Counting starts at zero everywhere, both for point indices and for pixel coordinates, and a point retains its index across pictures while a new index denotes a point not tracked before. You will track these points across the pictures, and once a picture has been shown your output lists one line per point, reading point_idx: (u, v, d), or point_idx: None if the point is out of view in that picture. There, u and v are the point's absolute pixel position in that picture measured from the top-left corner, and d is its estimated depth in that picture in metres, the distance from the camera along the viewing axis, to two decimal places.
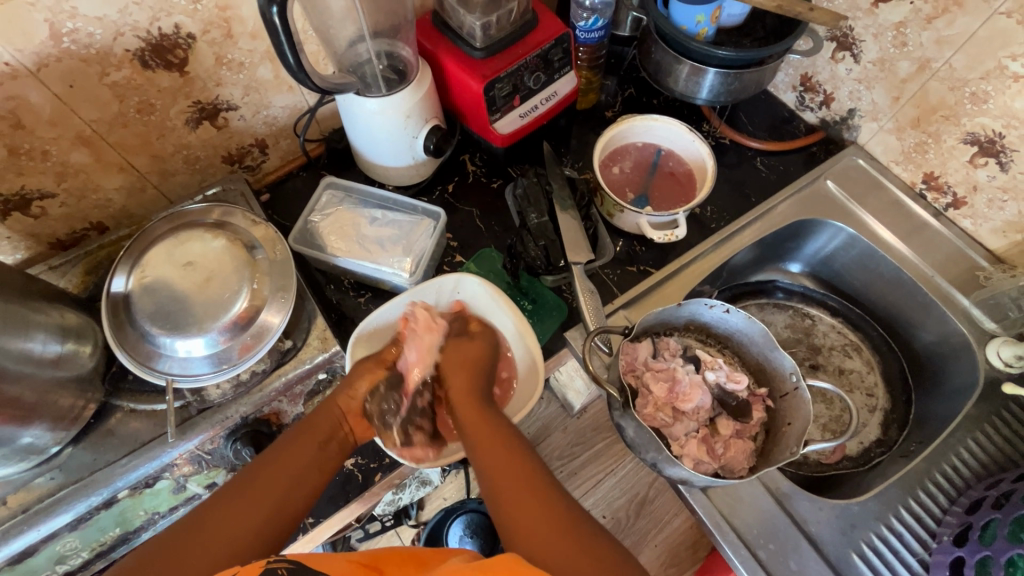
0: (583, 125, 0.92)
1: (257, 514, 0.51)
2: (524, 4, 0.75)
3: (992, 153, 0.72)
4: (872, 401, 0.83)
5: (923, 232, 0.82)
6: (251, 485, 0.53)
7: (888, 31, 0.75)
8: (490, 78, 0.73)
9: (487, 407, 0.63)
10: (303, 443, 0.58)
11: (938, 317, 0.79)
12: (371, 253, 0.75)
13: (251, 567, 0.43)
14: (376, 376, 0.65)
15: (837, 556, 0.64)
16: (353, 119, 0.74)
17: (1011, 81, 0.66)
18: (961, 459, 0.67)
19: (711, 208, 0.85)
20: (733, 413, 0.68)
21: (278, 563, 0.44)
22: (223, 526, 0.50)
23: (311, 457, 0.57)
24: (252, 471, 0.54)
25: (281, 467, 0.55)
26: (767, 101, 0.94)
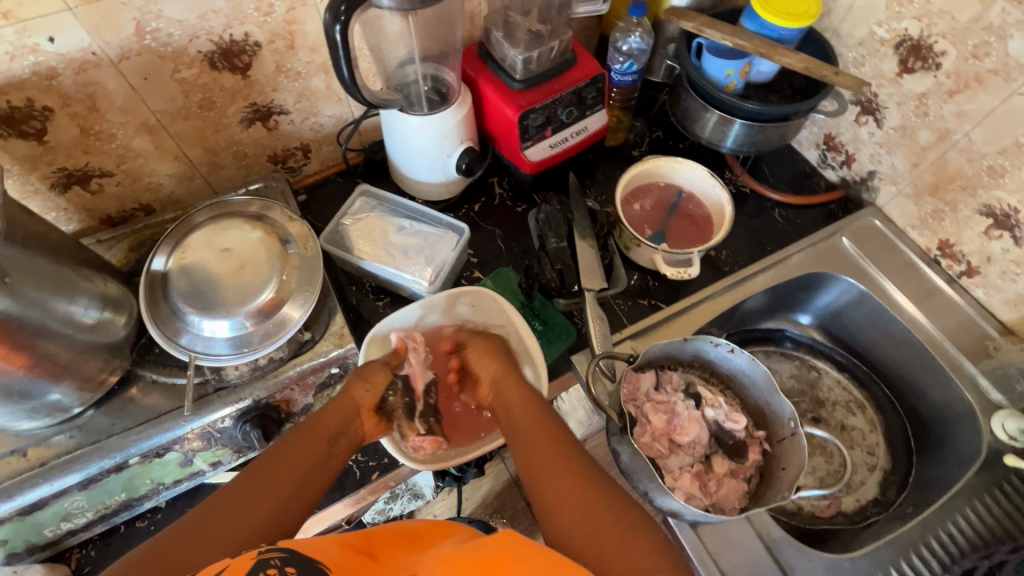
0: (609, 161, 0.96)
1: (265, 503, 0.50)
2: (565, 43, 0.80)
3: (1007, 227, 0.73)
4: (872, 459, 0.83)
5: (935, 298, 0.83)
6: (263, 475, 0.53)
7: (910, 100, 0.78)
8: (525, 108, 0.78)
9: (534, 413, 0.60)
10: (309, 438, 0.58)
11: (945, 383, 0.79)
12: (395, 259, 0.79)
13: (242, 560, 0.41)
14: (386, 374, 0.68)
15: None
16: (394, 133, 0.79)
17: None
18: (958, 527, 0.66)
19: (726, 252, 0.88)
20: (729, 451, 0.68)
21: (270, 553, 0.42)
22: (231, 515, 0.48)
23: (318, 449, 0.57)
24: (255, 468, 0.54)
25: (287, 458, 0.55)
26: (791, 156, 0.97)
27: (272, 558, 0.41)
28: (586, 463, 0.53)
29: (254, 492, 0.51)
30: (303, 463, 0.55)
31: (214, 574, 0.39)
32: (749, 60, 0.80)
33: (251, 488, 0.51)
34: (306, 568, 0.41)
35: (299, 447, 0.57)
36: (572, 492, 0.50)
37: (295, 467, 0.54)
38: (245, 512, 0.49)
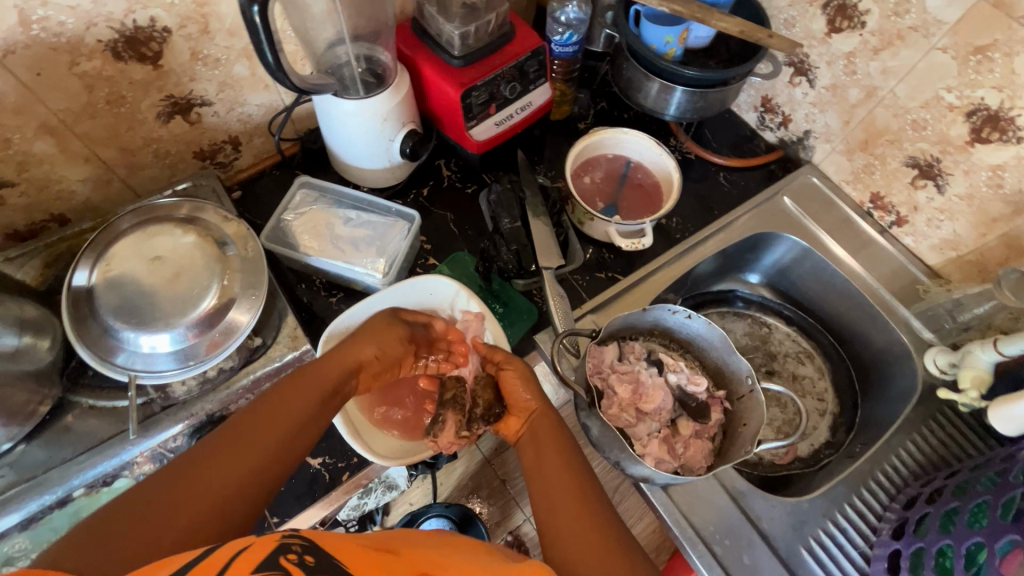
0: (556, 136, 0.95)
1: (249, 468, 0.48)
2: (502, 16, 0.77)
3: (931, 176, 0.78)
4: (822, 405, 0.88)
5: (870, 248, 0.87)
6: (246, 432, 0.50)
7: (840, 59, 0.80)
8: (467, 85, 0.75)
9: (563, 436, 0.62)
10: (295, 393, 0.55)
11: (883, 327, 0.84)
12: (345, 253, 0.75)
13: (265, 540, 0.38)
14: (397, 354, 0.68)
15: (788, 552, 0.67)
16: (330, 121, 0.75)
17: (947, 110, 0.72)
18: (901, 459, 0.72)
19: (676, 219, 0.89)
20: (693, 413, 0.70)
21: (292, 539, 0.40)
22: (206, 485, 0.45)
23: (311, 403, 0.55)
24: (239, 421, 0.51)
25: (268, 418, 0.52)
26: (731, 120, 0.99)
27: (295, 544, 0.39)
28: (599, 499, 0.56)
29: (237, 457, 0.48)
30: (288, 419, 0.53)
31: (234, 555, 0.37)
32: (686, 26, 0.81)
33: (232, 452, 0.48)
34: (327, 561, 0.38)
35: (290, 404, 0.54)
36: (587, 538, 0.51)
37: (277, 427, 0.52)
38: (225, 479, 0.46)
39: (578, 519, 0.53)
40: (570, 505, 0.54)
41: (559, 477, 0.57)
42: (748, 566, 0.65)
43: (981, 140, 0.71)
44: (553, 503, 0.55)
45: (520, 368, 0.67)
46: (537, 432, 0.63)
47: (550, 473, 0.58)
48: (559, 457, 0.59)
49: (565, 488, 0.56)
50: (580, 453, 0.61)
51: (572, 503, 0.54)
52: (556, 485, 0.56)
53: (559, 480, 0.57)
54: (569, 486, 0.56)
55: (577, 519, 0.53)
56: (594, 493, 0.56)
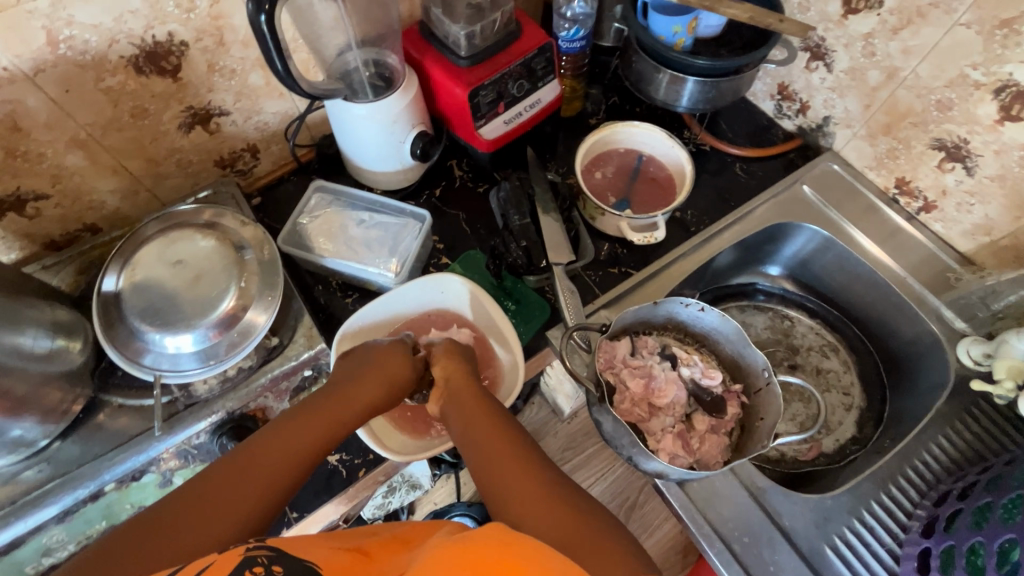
0: (568, 132, 0.94)
1: (259, 485, 0.46)
2: (507, 14, 0.78)
3: (959, 158, 0.74)
4: (848, 399, 0.85)
5: (897, 236, 0.84)
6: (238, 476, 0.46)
7: (857, 41, 0.78)
8: (474, 85, 0.76)
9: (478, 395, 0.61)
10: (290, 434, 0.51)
11: (912, 317, 0.81)
12: (358, 254, 0.77)
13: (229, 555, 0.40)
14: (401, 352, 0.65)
15: (811, 550, 0.64)
16: (342, 125, 0.77)
17: (973, 89, 0.69)
18: (932, 454, 0.68)
19: (691, 212, 0.88)
20: (709, 408, 0.69)
21: (257, 550, 0.41)
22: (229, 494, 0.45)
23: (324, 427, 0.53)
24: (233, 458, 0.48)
25: (284, 434, 0.51)
26: (747, 109, 0.97)
27: (260, 555, 0.40)
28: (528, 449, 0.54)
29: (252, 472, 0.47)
30: (309, 439, 0.52)
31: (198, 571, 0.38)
32: (695, 15, 0.79)
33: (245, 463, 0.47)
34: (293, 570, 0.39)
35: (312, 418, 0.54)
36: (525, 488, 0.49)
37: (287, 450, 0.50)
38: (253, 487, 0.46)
39: (507, 470, 0.50)
40: (501, 466, 0.51)
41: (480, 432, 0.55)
42: (769, 566, 0.63)
43: (1011, 118, 0.67)
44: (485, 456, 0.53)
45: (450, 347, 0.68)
46: (454, 397, 0.61)
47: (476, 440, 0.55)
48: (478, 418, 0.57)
49: (498, 453, 0.53)
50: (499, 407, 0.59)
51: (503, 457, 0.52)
52: (485, 442, 0.54)
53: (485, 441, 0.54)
54: (495, 445, 0.54)
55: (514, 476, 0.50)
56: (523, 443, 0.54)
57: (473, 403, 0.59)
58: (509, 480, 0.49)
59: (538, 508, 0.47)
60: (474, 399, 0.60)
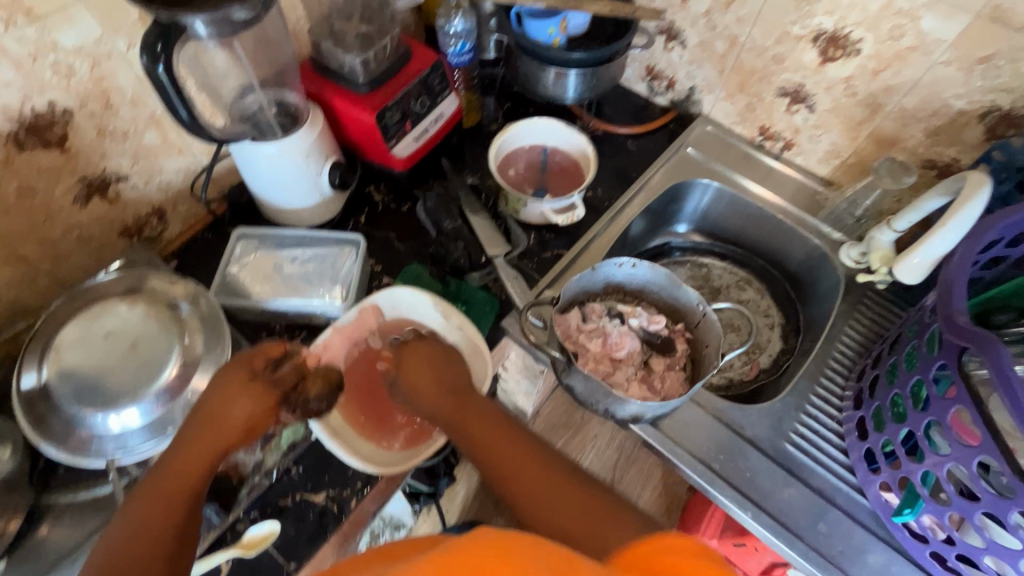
0: (474, 141, 1.00)
1: (165, 510, 0.49)
2: (396, 38, 0.82)
3: (800, 100, 0.89)
4: (770, 319, 0.97)
5: (771, 175, 0.98)
6: (147, 516, 0.49)
7: (700, 19, 0.91)
8: (379, 108, 0.79)
9: (490, 411, 0.59)
10: (188, 465, 0.52)
11: (800, 239, 0.94)
12: (299, 290, 0.76)
13: None
14: (240, 377, 0.55)
15: (776, 450, 0.72)
16: (254, 167, 0.76)
17: (797, 41, 0.84)
18: (845, 343, 0.80)
19: (600, 189, 0.96)
20: (661, 349, 0.76)
21: None
22: (146, 525, 0.48)
23: (205, 458, 0.52)
24: (141, 496, 0.50)
25: (177, 471, 0.51)
26: (625, 94, 1.08)
27: None
28: (551, 454, 0.55)
29: (154, 497, 0.50)
30: (170, 504, 0.50)
31: None
32: (563, 16, 0.89)
33: (150, 500, 0.50)
34: None
35: (163, 487, 0.50)
36: (562, 500, 0.50)
37: (181, 483, 0.51)
38: (169, 505, 0.50)
39: (551, 484, 0.51)
40: (512, 457, 0.54)
41: (501, 450, 0.55)
42: (746, 474, 0.70)
43: (830, 60, 0.82)
44: (506, 478, 0.53)
45: (433, 346, 0.64)
46: (467, 418, 0.58)
47: (490, 456, 0.55)
48: (507, 436, 0.56)
49: (528, 463, 0.53)
50: (505, 411, 0.60)
51: (534, 479, 0.52)
52: (483, 440, 0.56)
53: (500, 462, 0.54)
54: (522, 460, 0.54)
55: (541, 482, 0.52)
56: (545, 449, 0.55)
57: (490, 429, 0.57)
58: (544, 493, 0.51)
59: (577, 517, 0.49)
60: (496, 422, 0.58)
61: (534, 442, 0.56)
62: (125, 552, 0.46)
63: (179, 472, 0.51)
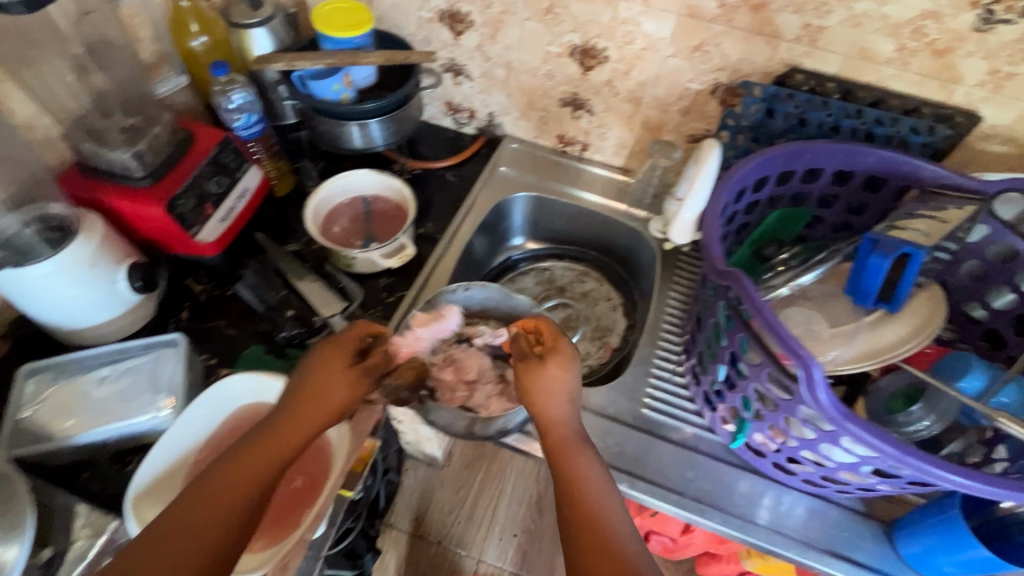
0: (294, 206, 0.98)
1: (195, 540, 0.50)
2: (168, 125, 0.79)
3: (580, 106, 1.00)
4: (613, 301, 1.06)
5: (580, 176, 1.08)
6: (145, 549, 0.49)
7: (475, 52, 0.99)
8: (166, 198, 0.75)
9: (576, 435, 0.61)
10: (210, 501, 0.51)
11: (617, 224, 1.04)
12: (114, 412, 0.68)
13: None
14: (336, 360, 0.62)
15: (636, 418, 0.78)
16: (26, 292, 0.68)
17: (559, 57, 0.94)
18: (671, 305, 0.90)
19: (430, 223, 0.99)
20: (511, 358, 0.78)
21: None
22: (165, 546, 0.49)
23: (234, 497, 0.52)
24: (190, 498, 0.52)
25: (216, 481, 0.53)
26: (434, 130, 1.13)
27: None
28: (601, 486, 0.57)
29: (160, 547, 0.49)
30: (235, 495, 0.52)
31: None
32: (345, 71, 0.91)
33: (203, 500, 0.51)
34: None
35: (212, 503, 0.51)
36: (589, 536, 0.54)
37: (223, 500, 0.52)
38: (186, 539, 0.49)
39: (584, 530, 0.54)
40: (564, 479, 0.58)
41: (562, 460, 0.59)
42: (616, 449, 0.75)
43: (590, 68, 0.94)
44: (568, 499, 0.57)
45: (566, 350, 0.63)
46: (559, 438, 0.61)
47: (562, 478, 0.58)
48: (581, 464, 0.59)
49: (571, 491, 0.57)
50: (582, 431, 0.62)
51: (580, 508, 0.56)
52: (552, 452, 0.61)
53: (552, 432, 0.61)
54: (570, 484, 0.57)
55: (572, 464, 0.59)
56: (599, 478, 0.58)
57: (587, 463, 0.59)
58: (586, 541, 0.53)
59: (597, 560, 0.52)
60: (577, 446, 0.60)
61: (591, 467, 0.59)
62: (148, 548, 0.49)
63: (217, 502, 0.52)
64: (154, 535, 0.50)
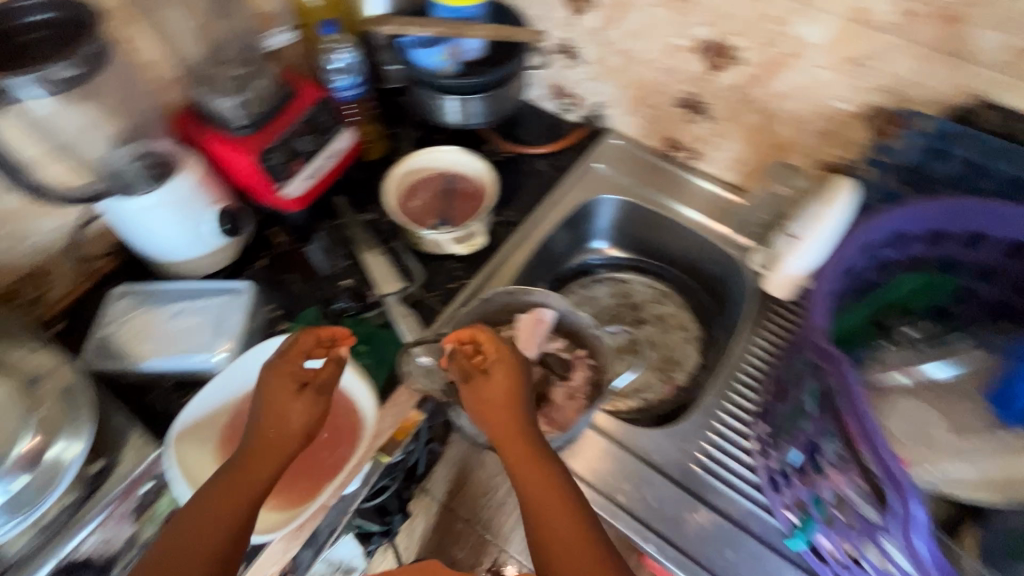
0: (381, 172, 0.98)
1: (210, 537, 0.52)
2: (275, 78, 0.81)
3: (698, 109, 0.88)
4: (688, 332, 0.95)
5: (683, 186, 0.97)
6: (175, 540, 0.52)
7: (592, 35, 0.90)
8: (259, 150, 0.78)
9: (546, 452, 0.59)
10: (240, 477, 0.55)
11: (714, 248, 0.93)
12: (179, 346, 0.73)
13: None
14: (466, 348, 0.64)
15: (683, 474, 0.70)
16: (126, 221, 0.73)
17: (683, 52, 0.83)
18: (754, 355, 0.78)
19: (510, 212, 0.94)
20: (562, 374, 0.73)
21: None
22: (202, 538, 0.52)
23: (247, 488, 0.55)
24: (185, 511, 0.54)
25: (243, 473, 0.56)
26: (536, 112, 1.07)
27: None
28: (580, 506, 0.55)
29: (232, 489, 0.54)
30: (232, 500, 0.54)
31: None
32: (451, 42, 0.87)
33: (204, 503, 0.54)
34: None
35: (202, 521, 0.52)
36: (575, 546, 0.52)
37: (248, 486, 0.55)
38: (224, 511, 0.53)
39: (564, 537, 0.52)
40: (538, 485, 0.56)
41: (531, 474, 0.57)
42: (651, 504, 0.68)
43: (717, 69, 0.81)
44: (537, 508, 0.55)
45: (512, 360, 0.63)
46: (519, 452, 0.58)
47: (536, 489, 0.56)
48: (547, 476, 0.56)
49: (548, 502, 0.55)
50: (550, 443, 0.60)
51: (564, 520, 0.53)
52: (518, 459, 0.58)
53: (506, 439, 0.59)
54: (550, 500, 0.55)
55: (538, 477, 0.56)
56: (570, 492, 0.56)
57: (542, 471, 0.57)
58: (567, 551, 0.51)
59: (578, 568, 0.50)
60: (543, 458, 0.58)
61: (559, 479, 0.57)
62: (177, 548, 0.51)
63: (247, 477, 0.56)
64: (179, 536, 0.52)
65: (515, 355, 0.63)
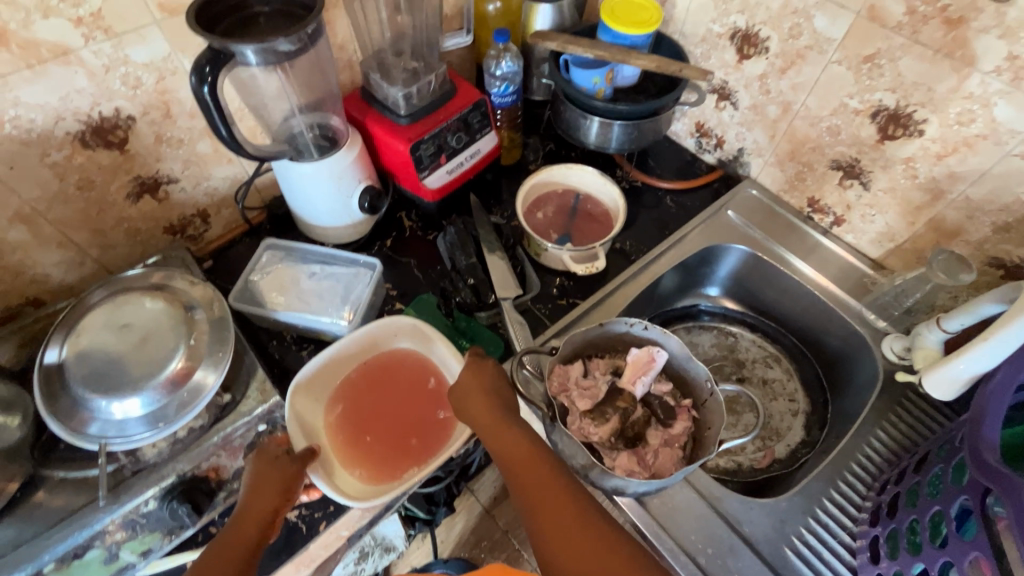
0: (512, 179, 1.00)
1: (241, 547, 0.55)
2: (441, 75, 0.85)
3: (855, 175, 0.83)
4: (794, 405, 0.90)
5: (817, 251, 0.92)
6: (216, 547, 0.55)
7: (754, 82, 0.88)
8: (415, 140, 0.81)
9: (549, 460, 0.59)
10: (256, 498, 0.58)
11: (841, 322, 0.87)
12: (309, 305, 0.78)
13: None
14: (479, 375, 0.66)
15: (773, 554, 0.66)
16: (290, 183, 0.80)
17: (854, 115, 0.79)
18: (872, 447, 0.72)
19: (630, 242, 0.93)
20: (661, 419, 0.72)
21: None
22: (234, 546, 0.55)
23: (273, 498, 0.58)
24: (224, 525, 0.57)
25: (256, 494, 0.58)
26: (672, 147, 1.06)
27: None
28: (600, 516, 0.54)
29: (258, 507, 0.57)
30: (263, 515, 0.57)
31: None
32: (611, 67, 0.88)
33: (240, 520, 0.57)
34: None
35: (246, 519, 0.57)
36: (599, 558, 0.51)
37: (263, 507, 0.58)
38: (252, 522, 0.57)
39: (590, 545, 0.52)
40: (548, 494, 0.56)
41: (542, 481, 0.57)
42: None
43: (889, 138, 0.77)
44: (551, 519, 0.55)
45: (488, 378, 0.65)
46: (532, 469, 0.58)
47: (546, 494, 0.56)
48: (556, 484, 0.57)
49: (563, 508, 0.55)
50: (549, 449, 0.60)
51: (579, 529, 0.53)
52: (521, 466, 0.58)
53: (509, 450, 0.60)
54: (561, 503, 0.55)
55: (553, 497, 0.56)
56: (587, 503, 0.56)
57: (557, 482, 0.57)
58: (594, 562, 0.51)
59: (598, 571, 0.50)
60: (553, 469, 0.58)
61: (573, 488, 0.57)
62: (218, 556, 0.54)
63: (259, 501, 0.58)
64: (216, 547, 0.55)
65: (487, 376, 0.65)
